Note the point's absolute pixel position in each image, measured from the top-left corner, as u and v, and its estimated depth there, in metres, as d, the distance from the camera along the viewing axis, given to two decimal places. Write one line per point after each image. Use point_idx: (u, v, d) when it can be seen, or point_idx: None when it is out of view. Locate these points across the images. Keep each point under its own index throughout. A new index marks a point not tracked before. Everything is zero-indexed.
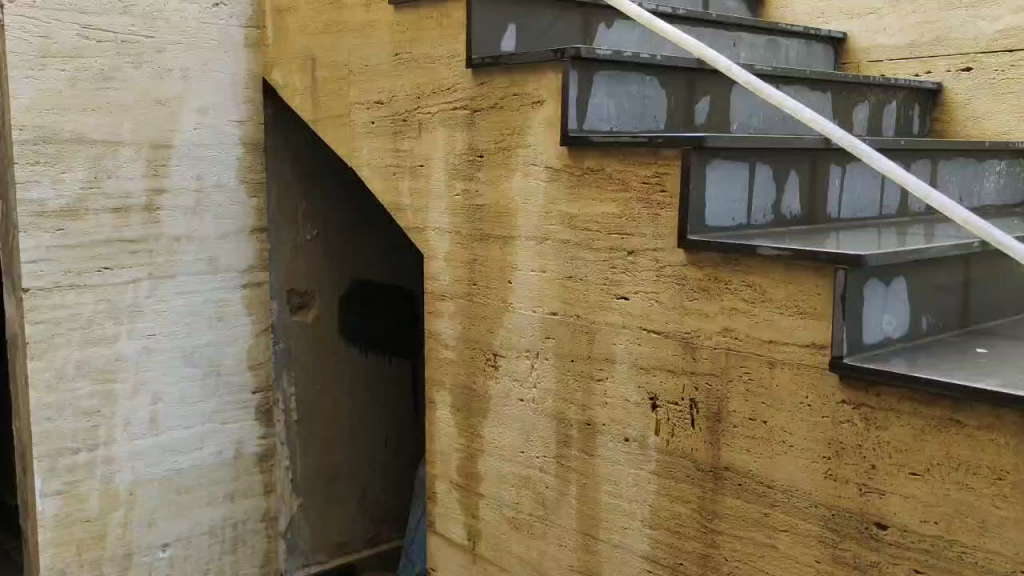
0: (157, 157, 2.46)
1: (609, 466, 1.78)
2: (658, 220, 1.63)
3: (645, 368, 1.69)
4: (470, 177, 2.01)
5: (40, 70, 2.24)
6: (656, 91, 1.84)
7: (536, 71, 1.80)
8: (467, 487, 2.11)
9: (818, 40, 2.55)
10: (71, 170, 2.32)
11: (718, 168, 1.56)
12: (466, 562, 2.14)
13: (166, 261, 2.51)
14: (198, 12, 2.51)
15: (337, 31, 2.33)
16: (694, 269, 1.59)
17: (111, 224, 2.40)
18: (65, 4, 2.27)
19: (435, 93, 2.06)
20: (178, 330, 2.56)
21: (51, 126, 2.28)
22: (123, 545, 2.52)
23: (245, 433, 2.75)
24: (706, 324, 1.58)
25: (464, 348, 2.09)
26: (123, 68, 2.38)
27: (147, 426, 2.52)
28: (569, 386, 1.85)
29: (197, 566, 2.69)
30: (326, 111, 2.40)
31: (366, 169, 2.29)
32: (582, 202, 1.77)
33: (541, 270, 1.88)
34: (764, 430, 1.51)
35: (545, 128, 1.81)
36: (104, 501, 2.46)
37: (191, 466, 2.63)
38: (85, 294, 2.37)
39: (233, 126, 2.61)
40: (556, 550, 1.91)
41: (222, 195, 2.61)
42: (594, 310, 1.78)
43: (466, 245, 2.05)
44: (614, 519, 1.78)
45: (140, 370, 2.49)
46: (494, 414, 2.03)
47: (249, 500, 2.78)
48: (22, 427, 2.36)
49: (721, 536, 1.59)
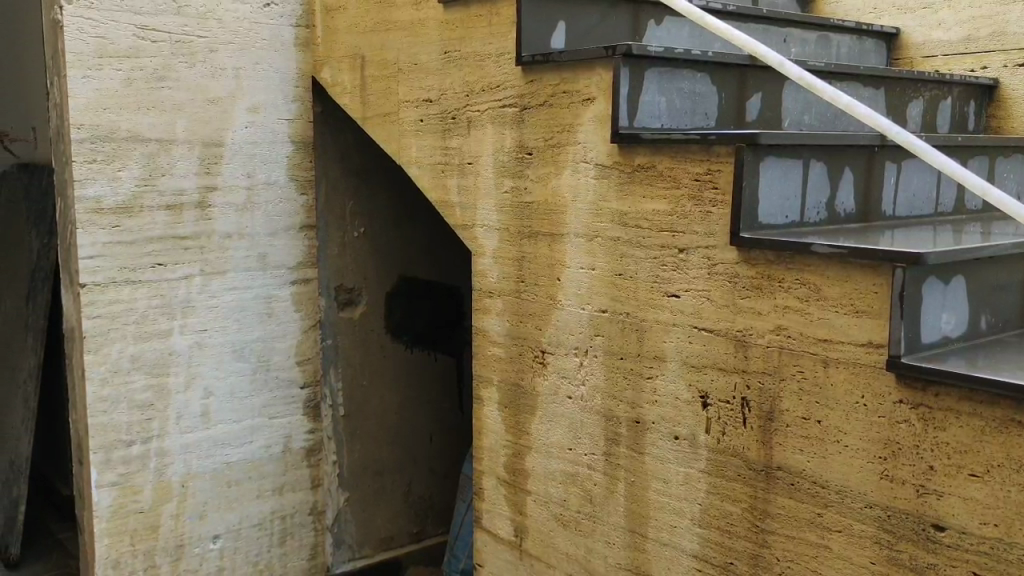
0: (209, 156, 2.50)
1: (659, 465, 1.78)
2: (710, 218, 1.62)
3: (696, 366, 1.69)
4: (519, 174, 2.02)
5: (97, 71, 2.29)
6: (707, 88, 1.83)
7: (588, 68, 1.80)
8: (515, 484, 2.11)
9: (870, 36, 2.51)
10: (127, 168, 2.36)
11: (772, 166, 1.55)
12: (513, 559, 2.15)
13: (218, 258, 2.55)
14: (250, 12, 2.55)
15: (386, 30, 2.35)
16: (747, 267, 1.57)
17: (165, 222, 2.45)
18: (122, 6, 2.31)
19: (485, 91, 2.07)
20: (229, 326, 2.60)
21: (108, 125, 2.32)
22: (175, 536, 2.56)
23: (294, 428, 2.78)
24: (759, 322, 1.57)
25: (513, 345, 2.09)
26: (177, 67, 2.42)
27: (199, 420, 2.57)
28: (618, 384, 1.84)
29: (247, 558, 2.73)
30: (375, 110, 2.42)
31: (415, 166, 2.30)
32: (633, 199, 1.76)
33: (590, 267, 1.88)
34: (818, 430, 1.50)
35: (595, 126, 1.81)
36: (158, 493, 2.51)
37: (241, 459, 2.67)
38: (140, 290, 2.42)
39: (284, 124, 2.65)
40: (604, 548, 1.91)
41: (272, 193, 2.65)
42: (645, 308, 1.77)
43: (515, 243, 2.05)
44: (663, 518, 1.77)
45: (192, 365, 2.53)
46: (542, 411, 2.03)
47: (297, 494, 2.82)
48: (78, 420, 2.41)
49: (773, 536, 1.58)
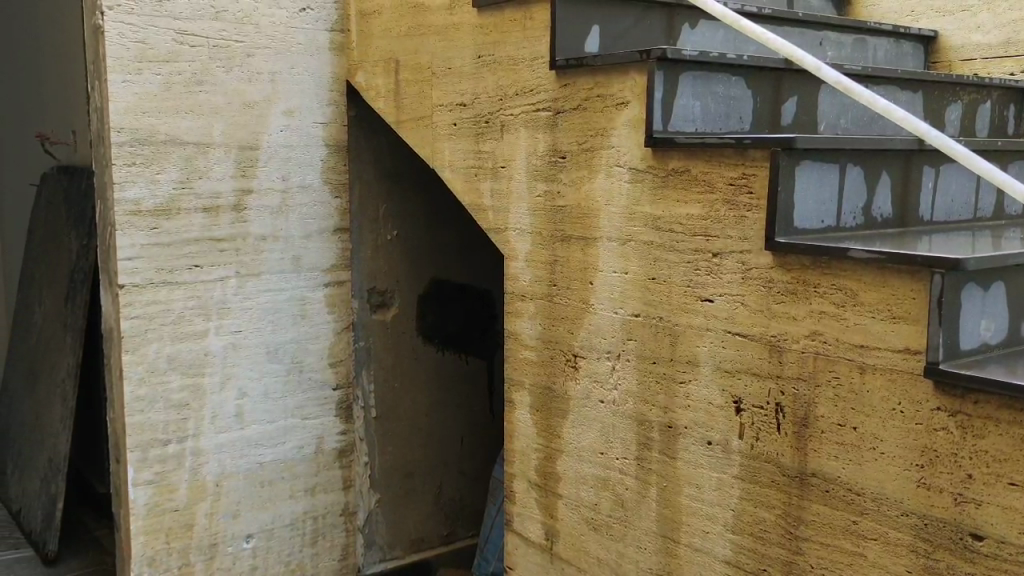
0: (245, 159, 2.54)
1: (691, 470, 1.77)
2: (744, 222, 1.61)
3: (730, 371, 1.68)
4: (553, 178, 2.02)
5: (136, 75, 2.33)
6: (743, 92, 1.82)
7: (622, 71, 1.80)
8: (546, 487, 2.11)
9: (908, 39, 2.49)
10: (166, 171, 2.40)
11: (808, 170, 1.54)
12: (544, 562, 2.15)
13: (254, 259, 2.58)
14: (287, 16, 2.57)
15: (420, 35, 2.36)
16: (783, 271, 1.56)
17: (203, 224, 2.48)
18: (161, 11, 2.35)
19: (519, 95, 2.08)
20: (264, 327, 2.63)
21: (147, 128, 2.36)
22: (209, 535, 2.59)
23: (326, 429, 2.80)
24: (794, 327, 1.56)
25: (545, 348, 2.09)
26: (215, 71, 2.45)
27: (233, 419, 2.60)
28: (651, 388, 1.84)
29: (280, 557, 2.75)
30: (409, 114, 2.43)
31: (449, 169, 2.31)
32: (666, 203, 1.76)
33: (624, 271, 1.87)
34: (853, 436, 1.48)
35: (629, 129, 1.81)
36: (192, 492, 2.54)
37: (274, 459, 2.70)
38: (177, 291, 2.45)
39: (318, 127, 2.67)
40: (636, 552, 1.91)
41: (307, 196, 2.67)
42: (678, 312, 1.77)
43: (548, 246, 2.06)
44: (695, 523, 1.76)
45: (227, 365, 2.56)
46: (573, 414, 2.03)
47: (329, 494, 2.84)
48: (116, 419, 2.45)
49: (807, 543, 1.57)
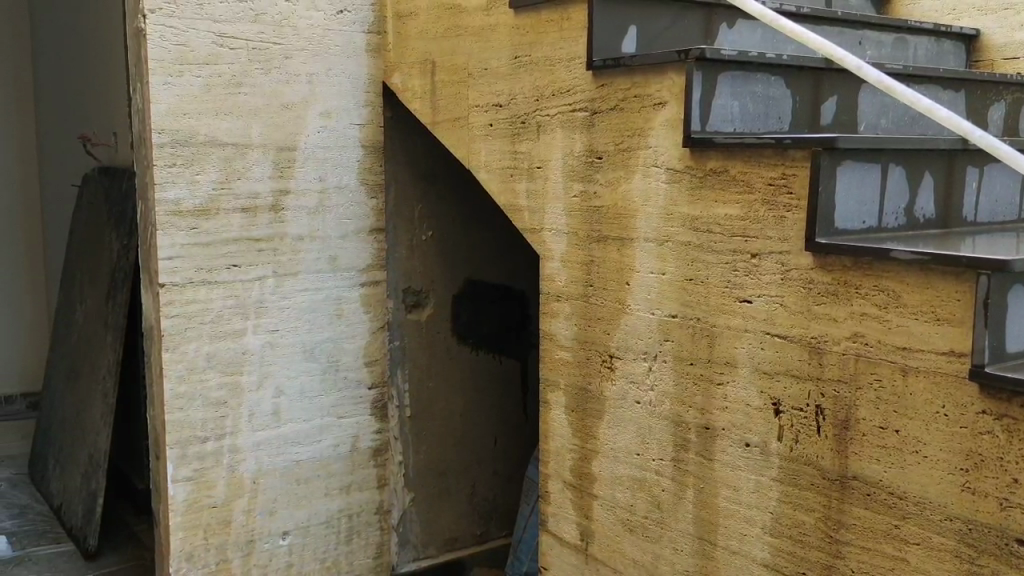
0: (283, 160, 2.56)
1: (729, 472, 1.76)
2: (784, 222, 1.60)
3: (769, 373, 1.67)
4: (589, 178, 2.02)
5: (178, 76, 2.37)
6: (782, 92, 1.81)
7: (660, 71, 1.80)
8: (581, 487, 2.11)
9: (949, 37, 2.45)
10: (205, 172, 2.43)
11: (849, 170, 1.52)
12: (579, 563, 2.14)
13: (291, 259, 2.61)
14: (325, 18, 2.60)
15: (456, 36, 2.37)
16: (823, 272, 1.55)
17: (241, 224, 2.51)
18: (202, 14, 2.38)
19: (555, 95, 2.08)
20: (300, 326, 2.65)
21: (188, 129, 2.40)
22: (246, 531, 2.62)
23: (361, 428, 2.82)
24: (835, 329, 1.54)
25: (581, 348, 2.09)
26: (254, 73, 2.48)
27: (270, 417, 2.63)
28: (687, 389, 1.83)
29: (316, 554, 2.77)
30: (445, 115, 2.44)
31: (484, 170, 2.32)
32: (704, 204, 1.75)
33: (661, 272, 1.87)
34: (895, 440, 1.47)
35: (666, 129, 1.81)
36: (230, 488, 2.57)
37: (311, 458, 2.72)
38: (216, 290, 2.48)
39: (355, 128, 2.69)
40: (672, 554, 1.90)
41: (344, 196, 2.69)
42: (715, 313, 1.76)
43: (584, 246, 2.05)
44: (733, 526, 1.76)
45: (265, 363, 2.59)
46: (609, 415, 2.02)
47: (364, 492, 2.86)
48: (156, 416, 2.49)
49: (848, 547, 1.56)
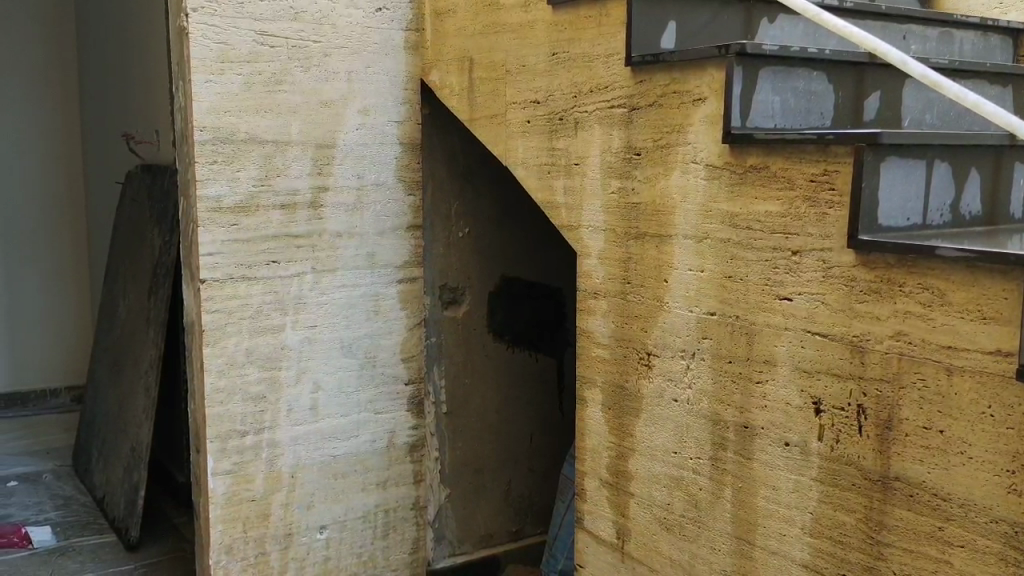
0: (322, 157, 2.58)
1: (768, 471, 1.74)
2: (826, 219, 1.58)
3: (809, 371, 1.65)
4: (627, 175, 2.01)
5: (219, 75, 2.39)
6: (825, 87, 1.78)
7: (699, 68, 1.78)
8: (617, 485, 2.10)
9: (997, 32, 2.36)
10: (245, 169, 2.46)
11: (894, 166, 1.50)
12: (615, 561, 2.14)
13: (329, 256, 2.63)
14: (363, 17, 2.61)
15: (495, 33, 2.37)
16: (865, 270, 1.53)
17: (280, 221, 2.53)
18: (244, 13, 2.41)
19: (594, 91, 2.07)
20: (338, 322, 2.67)
21: (229, 127, 2.43)
22: (284, 525, 2.65)
23: (398, 423, 2.84)
24: (878, 327, 1.52)
25: (618, 346, 2.08)
26: (294, 72, 2.50)
27: (309, 413, 2.65)
28: (726, 388, 1.81)
29: (353, 550, 2.80)
30: (483, 112, 2.45)
31: (521, 167, 2.31)
32: (744, 200, 1.73)
33: (700, 269, 1.85)
34: (939, 440, 1.44)
35: (706, 126, 1.79)
36: (269, 482, 2.60)
37: (347, 453, 2.74)
38: (255, 286, 2.51)
39: (393, 126, 2.70)
40: (708, 553, 1.89)
41: (381, 194, 2.71)
42: (755, 311, 1.74)
43: (621, 243, 2.04)
44: (771, 526, 1.74)
45: (303, 359, 2.62)
46: (647, 413, 2.01)
47: (400, 487, 2.87)
48: (196, 409, 2.52)
49: (890, 548, 1.54)
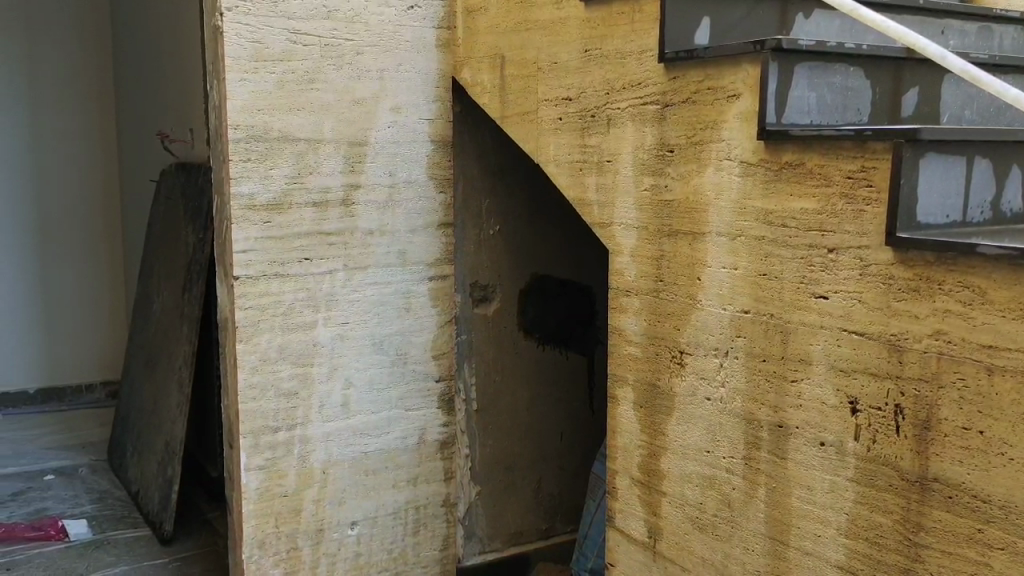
0: (354, 155, 2.59)
1: (803, 471, 1.73)
2: (863, 217, 1.56)
3: (845, 370, 1.63)
4: (660, 172, 1.99)
5: (253, 73, 2.41)
6: (861, 83, 1.76)
7: (734, 63, 1.77)
8: (649, 484, 2.09)
9: None
10: (278, 167, 2.48)
11: (933, 162, 1.48)
12: (646, 560, 2.13)
13: (361, 253, 2.64)
14: (395, 15, 2.62)
15: (527, 30, 2.37)
16: (904, 268, 1.51)
17: (312, 218, 2.55)
18: (277, 12, 2.43)
19: (626, 88, 2.06)
20: (370, 319, 2.69)
21: (263, 125, 2.44)
22: (316, 521, 2.66)
23: (428, 420, 2.84)
24: (916, 326, 1.50)
25: (650, 344, 2.07)
26: (327, 70, 2.52)
27: (340, 409, 2.66)
28: (760, 387, 1.80)
29: (384, 546, 2.81)
30: (514, 109, 2.44)
31: (553, 165, 2.31)
32: (779, 198, 1.72)
33: (733, 266, 1.83)
34: (979, 441, 1.42)
35: (740, 122, 1.78)
36: (301, 478, 2.62)
37: (378, 450, 2.75)
38: (288, 284, 2.53)
39: (424, 123, 2.71)
40: (742, 553, 1.87)
41: (413, 192, 2.72)
42: (790, 309, 1.72)
43: (654, 241, 2.03)
44: (806, 527, 1.73)
45: (335, 356, 2.63)
46: (679, 412, 2.00)
47: (431, 484, 2.88)
48: (230, 404, 2.54)
49: (928, 550, 1.52)
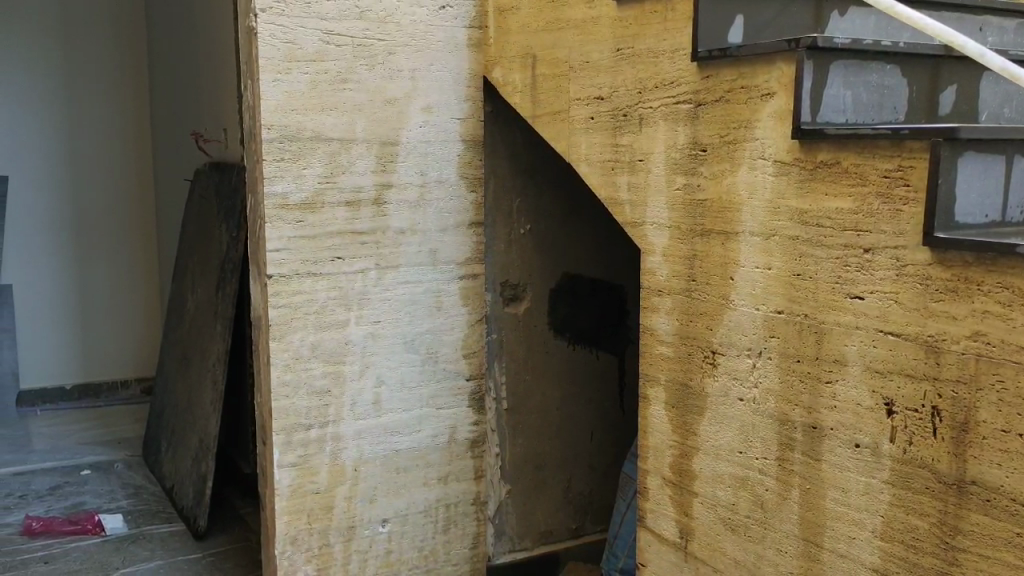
0: (385, 155, 2.61)
1: (837, 473, 1.71)
2: (900, 216, 1.55)
3: (880, 371, 1.61)
4: (692, 171, 1.99)
5: (286, 74, 2.43)
6: (897, 81, 1.74)
7: (768, 62, 1.76)
8: (680, 485, 2.09)
9: None
10: (311, 166, 2.50)
11: (972, 161, 1.46)
12: (677, 561, 2.12)
13: (392, 253, 2.65)
14: (427, 14, 2.63)
15: (558, 29, 2.37)
16: (941, 269, 1.49)
17: (344, 217, 2.56)
18: (310, 12, 2.45)
19: (658, 87, 2.06)
20: (401, 318, 2.70)
21: (296, 125, 2.46)
22: (347, 518, 2.68)
23: (459, 418, 2.85)
24: (954, 327, 1.48)
25: (681, 344, 2.06)
26: (358, 70, 2.53)
27: (371, 407, 2.68)
28: (793, 387, 1.79)
29: (414, 544, 2.82)
30: (546, 108, 2.44)
31: (584, 164, 2.31)
32: (813, 197, 1.70)
33: (766, 266, 1.82)
34: (1019, 444, 1.40)
35: (774, 121, 1.77)
36: (333, 475, 2.64)
37: (409, 448, 2.76)
38: (320, 282, 2.55)
39: (455, 123, 2.72)
40: (774, 555, 1.86)
41: (444, 191, 2.72)
42: (824, 309, 1.71)
43: (686, 241, 2.02)
44: (839, 529, 1.72)
45: (366, 354, 2.65)
46: (711, 412, 1.99)
47: (461, 482, 2.89)
48: (263, 402, 2.57)
49: (964, 554, 1.51)
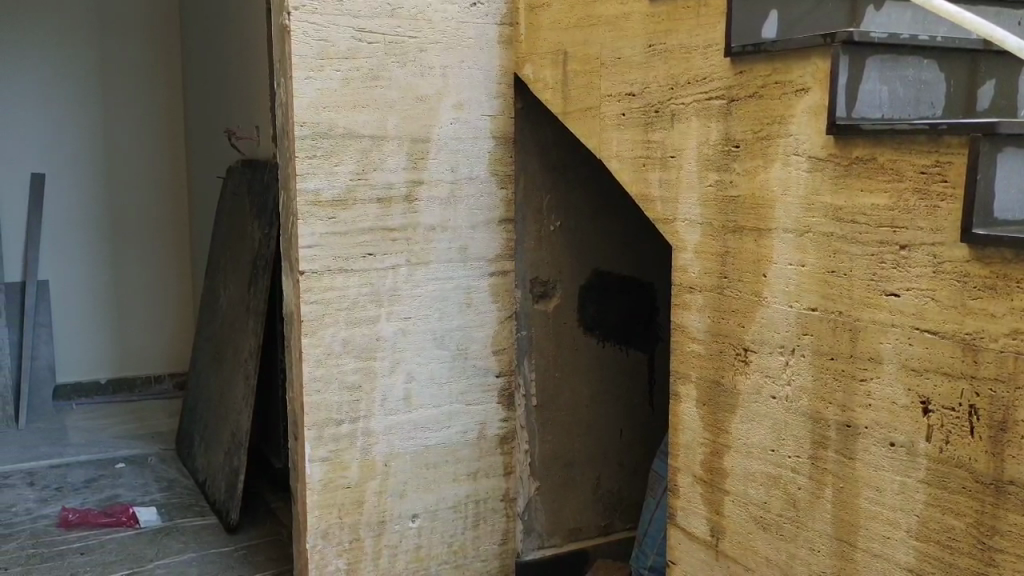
0: (417, 152, 2.62)
1: (871, 472, 1.70)
2: (937, 213, 1.53)
3: (917, 370, 1.59)
4: (725, 168, 1.97)
5: (319, 72, 2.45)
6: (935, 75, 1.73)
7: (803, 57, 1.74)
8: (712, 483, 2.08)
9: None
10: (343, 163, 2.51)
11: (1012, 156, 1.44)
12: (709, 559, 2.11)
13: (423, 249, 2.67)
14: (458, 12, 2.63)
15: (590, 26, 2.37)
16: (980, 266, 1.47)
17: (376, 214, 2.58)
18: (343, 9, 2.46)
19: (691, 83, 2.05)
20: (430, 314, 2.71)
21: (328, 123, 2.48)
22: (378, 512, 2.70)
23: (488, 415, 2.87)
24: (993, 325, 1.46)
25: (713, 341, 2.05)
26: (390, 67, 2.55)
27: (402, 403, 2.70)
28: (828, 385, 1.77)
29: (444, 539, 2.84)
30: (577, 105, 2.44)
31: (616, 160, 2.30)
32: (848, 193, 1.69)
33: (801, 264, 1.81)
34: None
35: (809, 116, 1.75)
36: (364, 470, 2.66)
37: (439, 443, 2.78)
38: (352, 278, 2.57)
39: (485, 120, 2.73)
40: (808, 554, 1.85)
41: (475, 188, 2.73)
42: (859, 307, 1.69)
43: (718, 237, 2.01)
44: (874, 528, 1.70)
45: (396, 350, 2.66)
46: (743, 410, 1.98)
47: (491, 479, 2.90)
48: (295, 397, 2.59)
49: (1002, 555, 1.49)
